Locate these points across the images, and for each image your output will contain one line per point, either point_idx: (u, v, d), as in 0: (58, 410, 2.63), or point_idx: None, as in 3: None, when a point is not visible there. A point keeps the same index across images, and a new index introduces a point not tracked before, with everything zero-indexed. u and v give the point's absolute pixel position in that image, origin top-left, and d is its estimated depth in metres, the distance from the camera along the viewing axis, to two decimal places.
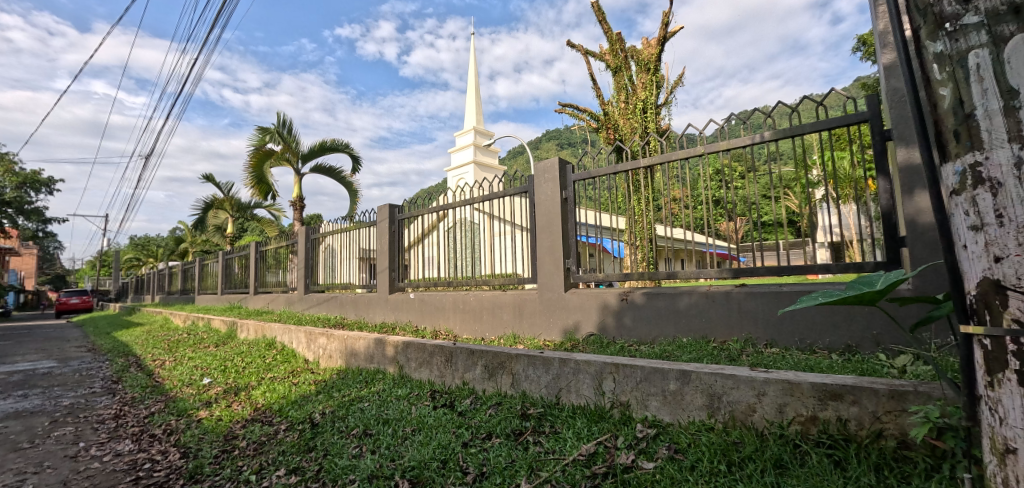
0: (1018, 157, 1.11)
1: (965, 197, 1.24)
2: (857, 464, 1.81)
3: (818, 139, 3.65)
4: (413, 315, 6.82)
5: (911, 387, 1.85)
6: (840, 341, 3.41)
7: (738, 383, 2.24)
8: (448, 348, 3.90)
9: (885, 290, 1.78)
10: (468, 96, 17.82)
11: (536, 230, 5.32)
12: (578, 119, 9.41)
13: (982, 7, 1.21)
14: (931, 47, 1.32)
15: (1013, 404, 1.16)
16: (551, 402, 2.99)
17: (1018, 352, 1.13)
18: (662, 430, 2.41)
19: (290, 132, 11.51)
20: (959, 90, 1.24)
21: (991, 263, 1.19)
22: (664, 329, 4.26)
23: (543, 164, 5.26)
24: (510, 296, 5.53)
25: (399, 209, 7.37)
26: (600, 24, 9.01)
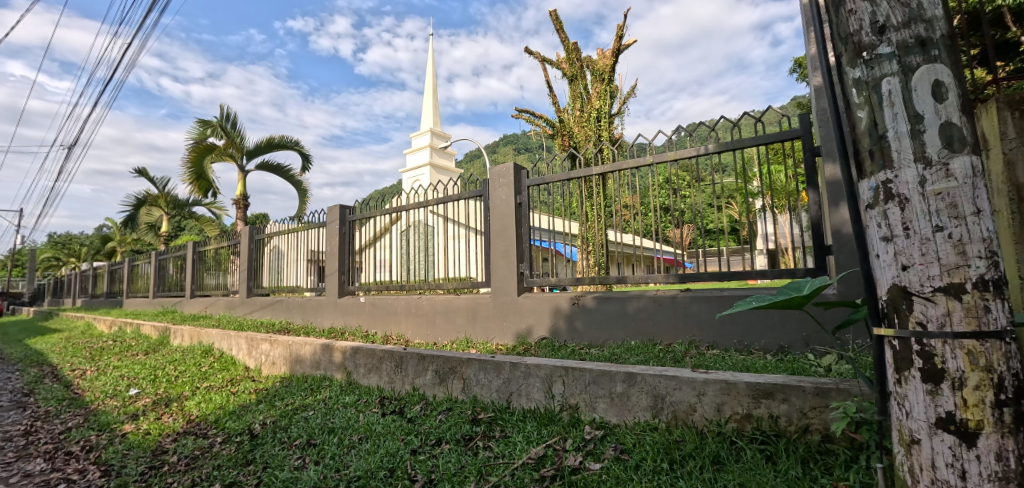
0: (923, 177, 1.25)
1: (877, 211, 1.35)
2: (786, 458, 1.93)
3: (757, 153, 3.88)
4: (363, 319, 6.63)
5: (834, 385, 1.98)
6: (774, 342, 3.64)
7: (680, 384, 2.33)
8: (398, 353, 3.81)
9: (811, 295, 1.90)
10: (425, 97, 17.60)
11: (491, 234, 5.33)
12: (534, 125, 9.51)
13: (893, 39, 1.32)
14: (851, 73, 1.43)
15: (918, 399, 1.27)
16: (501, 407, 3.00)
17: (922, 352, 1.25)
18: (609, 431, 2.48)
19: (234, 126, 10.94)
20: (874, 114, 1.36)
21: (899, 271, 1.30)
22: (614, 332, 4.37)
23: (498, 169, 5.29)
24: (463, 300, 5.50)
25: (351, 211, 7.17)
26: (557, 32, 9.17)
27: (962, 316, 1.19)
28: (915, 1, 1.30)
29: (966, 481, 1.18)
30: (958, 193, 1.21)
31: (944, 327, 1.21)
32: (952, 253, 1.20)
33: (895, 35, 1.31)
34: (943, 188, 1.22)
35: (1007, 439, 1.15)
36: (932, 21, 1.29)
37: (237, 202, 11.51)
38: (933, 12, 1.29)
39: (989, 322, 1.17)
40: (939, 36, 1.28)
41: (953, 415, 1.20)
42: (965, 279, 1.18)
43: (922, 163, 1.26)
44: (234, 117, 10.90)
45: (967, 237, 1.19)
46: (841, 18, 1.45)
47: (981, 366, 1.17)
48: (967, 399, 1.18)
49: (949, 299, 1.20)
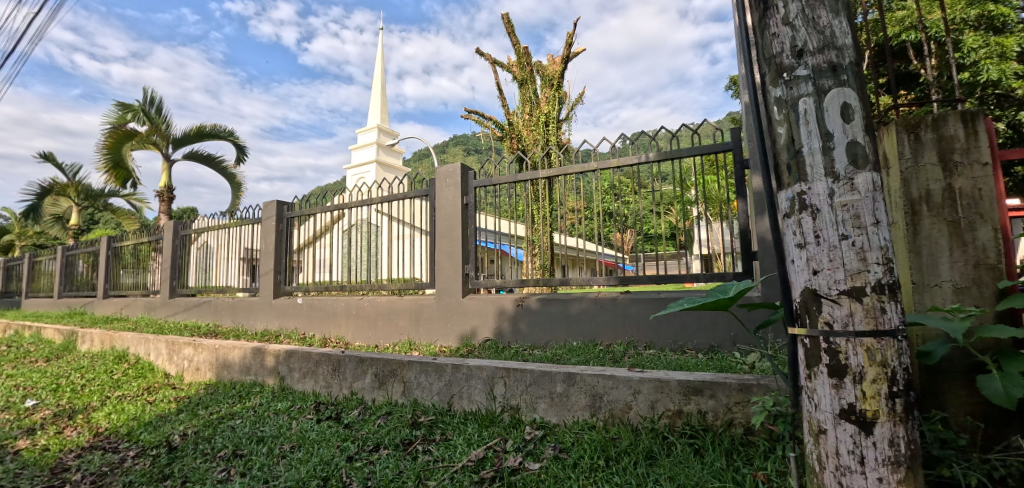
0: (832, 190, 1.37)
1: (793, 220, 1.46)
2: (712, 451, 2.04)
3: (692, 163, 4.11)
4: (300, 322, 6.33)
5: (755, 381, 2.12)
6: (705, 342, 3.85)
7: (618, 383, 2.41)
8: (335, 356, 3.67)
9: (736, 297, 2.01)
10: (373, 93, 17.12)
11: (436, 234, 5.26)
12: (483, 126, 9.49)
13: (810, 63, 1.44)
14: (773, 92, 1.53)
15: (824, 392, 1.39)
16: (442, 409, 2.96)
17: (829, 350, 1.36)
18: (548, 431, 2.51)
19: (159, 112, 10.09)
20: (791, 131, 1.47)
21: (811, 275, 1.41)
22: (557, 333, 4.45)
23: (445, 169, 5.24)
24: (406, 302, 5.39)
25: (289, 207, 6.82)
26: (509, 35, 9.21)
27: (863, 317, 1.31)
28: (828, 30, 1.42)
29: (865, 466, 1.31)
30: (861, 205, 1.33)
31: (848, 326, 1.33)
32: (855, 260, 1.33)
33: (811, 60, 1.43)
34: (848, 200, 1.35)
35: (897, 426, 1.30)
36: (843, 48, 1.41)
37: (160, 194, 10.62)
38: (843, 41, 1.42)
39: (885, 322, 1.31)
40: (847, 63, 1.41)
41: (854, 407, 1.32)
42: (865, 283, 1.31)
43: (831, 178, 1.38)
44: (159, 102, 10.06)
45: (867, 246, 1.32)
46: (765, 40, 1.55)
47: (878, 362, 1.30)
48: (866, 391, 1.30)
49: (852, 301, 1.32)
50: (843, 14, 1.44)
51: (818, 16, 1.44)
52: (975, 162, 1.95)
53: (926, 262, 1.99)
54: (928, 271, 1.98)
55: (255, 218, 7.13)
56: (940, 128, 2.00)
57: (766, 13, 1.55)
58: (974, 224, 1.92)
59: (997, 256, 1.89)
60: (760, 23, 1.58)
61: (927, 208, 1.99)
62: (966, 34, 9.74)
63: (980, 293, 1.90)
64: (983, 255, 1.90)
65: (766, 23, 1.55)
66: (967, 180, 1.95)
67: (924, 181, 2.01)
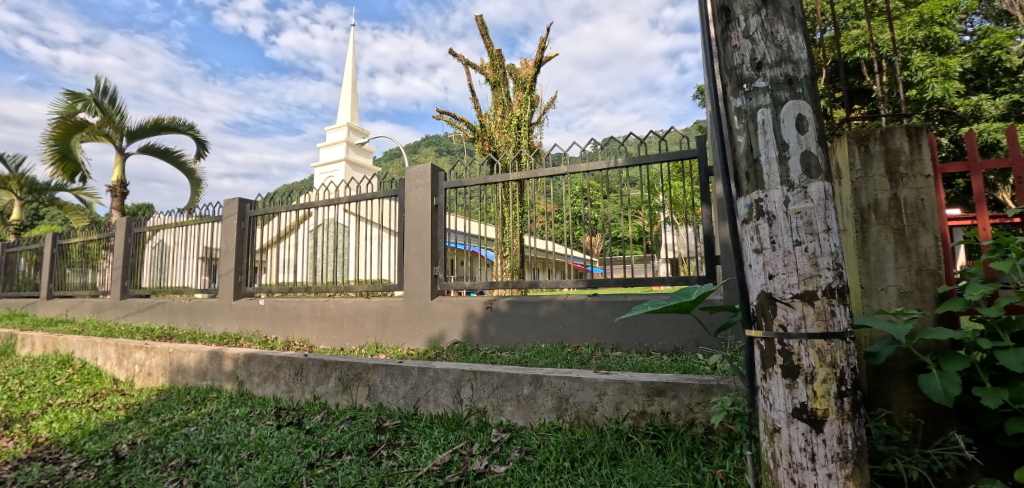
0: (786, 198, 1.42)
1: (751, 226, 1.51)
2: (674, 450, 2.09)
3: (659, 169, 4.20)
4: (262, 324, 6.12)
5: (716, 382, 2.19)
6: (670, 344, 3.93)
7: (584, 385, 2.44)
8: (298, 360, 3.56)
9: (698, 300, 2.06)
10: (344, 90, 16.79)
11: (404, 235, 5.18)
12: (455, 127, 9.44)
13: (768, 75, 1.49)
14: (734, 102, 1.59)
15: (779, 392, 1.44)
16: (408, 413, 2.91)
17: (783, 351, 1.42)
18: (515, 434, 2.51)
19: (112, 103, 9.57)
20: (750, 140, 1.52)
21: (767, 279, 1.46)
22: (525, 335, 4.46)
23: (415, 169, 5.18)
24: (374, 304, 5.29)
25: (252, 205, 6.59)
26: (482, 37, 9.20)
27: (814, 320, 1.37)
28: (785, 44, 1.48)
29: (815, 462, 1.36)
30: (813, 213, 1.40)
31: (800, 329, 1.39)
32: (807, 265, 1.38)
33: (769, 72, 1.49)
34: (802, 208, 1.41)
35: (845, 424, 1.36)
36: (798, 62, 1.48)
37: (112, 189, 10.07)
38: (798, 55, 1.48)
39: (835, 324, 1.37)
40: (802, 76, 1.47)
41: (806, 406, 1.38)
42: (816, 287, 1.37)
43: (786, 186, 1.43)
44: (113, 92, 9.55)
45: (819, 252, 1.38)
46: (727, 52, 1.60)
47: (828, 363, 1.36)
48: (817, 391, 1.36)
49: (804, 304, 1.38)
50: (799, 30, 1.50)
51: (777, 30, 1.49)
52: (919, 174, 2.07)
53: (874, 267, 2.10)
54: (875, 275, 2.09)
55: (215, 216, 6.85)
56: (888, 141, 2.12)
57: (727, 25, 1.60)
58: (917, 232, 2.04)
59: (937, 263, 2.01)
60: (723, 35, 1.63)
61: (875, 217, 2.10)
62: (913, 54, 10.37)
63: (922, 296, 2.02)
64: (925, 261, 2.02)
65: (727, 35, 1.60)
66: (911, 191, 2.07)
67: (873, 191, 2.12)
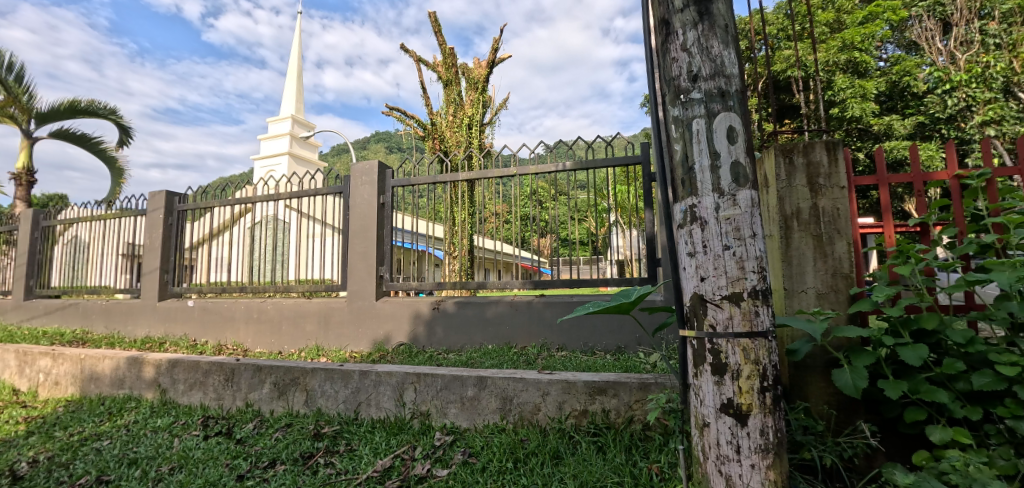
0: (716, 204, 1.50)
1: (685, 230, 1.58)
2: (613, 447, 2.15)
3: (605, 174, 4.31)
4: (191, 327, 5.71)
5: (653, 380, 2.27)
6: (613, 344, 4.05)
7: (527, 385, 2.46)
8: (229, 365, 3.34)
9: (637, 300, 2.13)
10: (288, 80, 16.03)
11: (349, 233, 5.00)
12: (405, 124, 9.25)
13: (703, 88, 1.57)
14: (672, 111, 1.65)
15: (708, 389, 1.51)
16: (348, 418, 2.82)
17: (713, 350, 1.49)
18: (458, 436, 2.49)
19: (19, 81, 8.58)
20: (686, 148, 1.59)
21: (699, 281, 1.53)
22: (472, 336, 4.45)
23: (361, 166, 5.02)
24: (315, 305, 5.07)
25: (181, 199, 6.13)
26: (435, 34, 9.08)
27: (740, 320, 1.46)
28: (719, 59, 1.56)
29: (740, 454, 1.45)
30: (741, 219, 1.48)
31: (727, 328, 1.47)
32: (735, 268, 1.47)
33: (704, 85, 1.57)
34: (731, 214, 1.49)
35: (767, 417, 1.45)
36: (730, 77, 1.57)
37: (16, 177, 9.03)
38: (730, 70, 1.57)
39: (759, 324, 1.46)
40: (734, 90, 1.56)
41: (732, 401, 1.46)
42: (743, 289, 1.46)
43: (717, 193, 1.51)
44: (19, 69, 8.58)
45: (745, 256, 1.47)
46: (666, 63, 1.67)
47: (752, 360, 1.45)
48: (742, 386, 1.45)
49: (732, 305, 1.46)
50: (731, 46, 1.59)
51: (711, 45, 1.57)
52: (835, 185, 2.25)
53: (796, 270, 2.26)
54: (797, 278, 2.25)
55: (139, 210, 6.32)
56: (809, 154, 2.29)
57: (667, 38, 1.67)
58: (833, 239, 2.22)
59: (850, 267, 2.19)
60: (663, 47, 1.69)
61: (797, 224, 2.26)
62: (836, 75, 11.33)
63: (837, 298, 2.19)
64: (839, 265, 2.20)
65: (667, 47, 1.67)
66: (828, 200, 2.24)
67: (796, 200, 2.27)
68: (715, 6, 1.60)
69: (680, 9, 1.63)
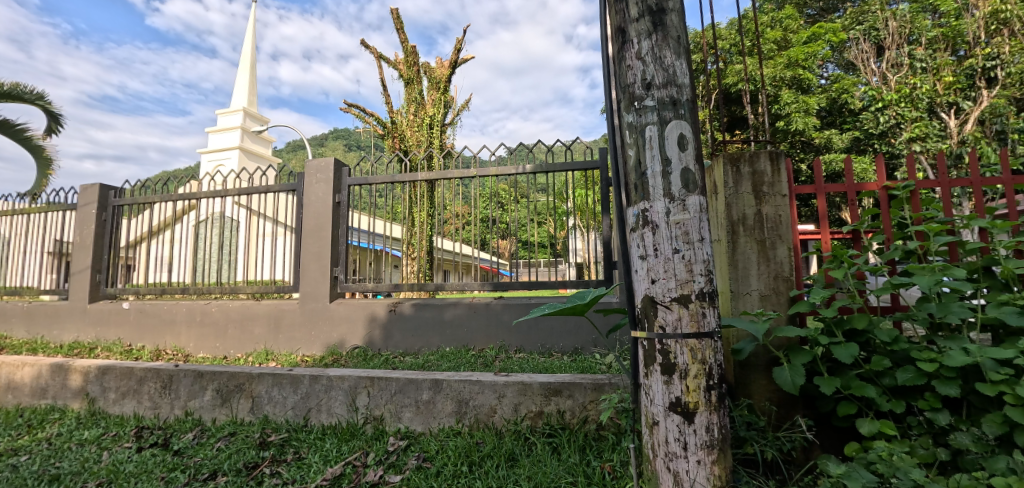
0: (667, 209, 1.55)
1: (637, 234, 1.62)
2: (568, 448, 2.17)
3: (565, 177, 4.37)
4: (126, 331, 5.33)
5: (607, 380, 2.32)
6: (570, 345, 4.10)
7: (483, 388, 2.45)
8: (167, 371, 3.14)
9: (591, 302, 2.16)
10: (241, 72, 15.34)
11: (302, 233, 4.82)
12: (364, 122, 9.03)
13: (656, 96, 1.62)
14: (626, 117, 1.69)
15: (658, 389, 1.55)
16: (297, 425, 2.71)
17: (663, 350, 1.54)
18: (413, 441, 2.44)
19: None
20: (639, 154, 1.63)
21: (650, 284, 1.57)
22: (430, 339, 4.39)
23: (317, 163, 4.85)
24: (265, 307, 4.85)
25: (117, 193, 5.71)
26: (397, 31, 8.93)
27: (688, 321, 1.51)
28: (671, 69, 1.62)
29: (687, 451, 1.50)
30: (690, 223, 1.54)
31: (676, 329, 1.52)
32: (683, 271, 1.52)
33: (657, 93, 1.61)
34: (681, 219, 1.54)
35: (712, 414, 1.51)
36: (681, 86, 1.62)
37: None
38: (682, 80, 1.63)
39: (705, 325, 1.52)
40: (685, 99, 1.62)
41: (680, 399, 1.51)
42: (691, 292, 1.51)
43: (668, 198, 1.56)
44: None
45: (694, 259, 1.52)
46: (621, 71, 1.70)
47: (699, 360, 1.50)
48: (689, 385, 1.50)
49: (681, 307, 1.52)
50: (683, 57, 1.65)
51: (664, 55, 1.63)
52: (777, 193, 2.38)
53: (741, 274, 2.36)
54: (742, 281, 2.36)
55: (69, 204, 5.84)
56: (755, 164, 2.40)
57: (623, 46, 1.70)
58: (775, 244, 2.34)
59: (790, 270, 2.32)
60: (618, 54, 1.73)
61: (743, 229, 2.37)
62: (782, 90, 12.01)
63: (778, 299, 2.32)
64: (780, 269, 2.33)
65: (623, 55, 1.70)
66: (771, 207, 2.36)
67: (742, 206, 2.38)
68: (668, 18, 1.65)
69: (635, 18, 1.67)
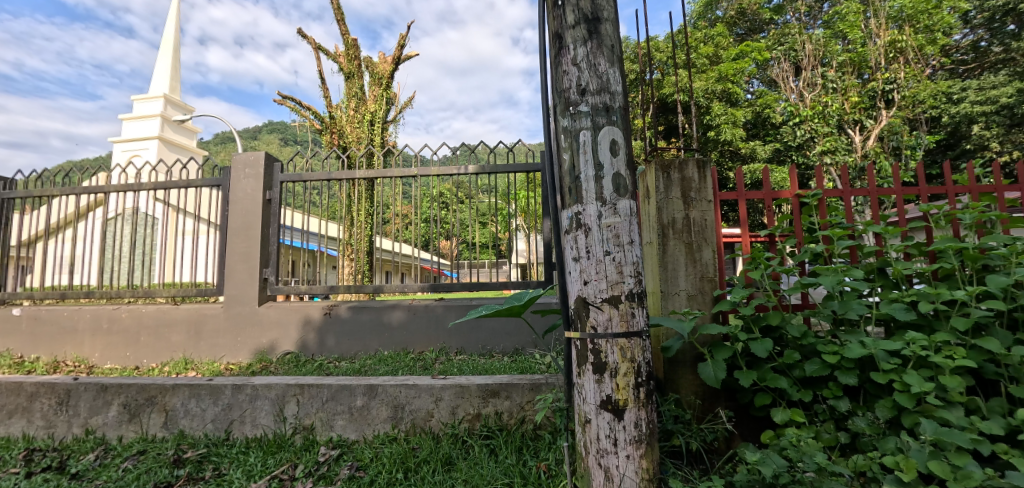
0: (599, 212, 1.60)
1: (571, 236, 1.65)
2: (505, 449, 2.18)
3: (508, 179, 4.38)
4: (16, 341, 4.73)
5: (544, 380, 2.35)
6: (511, 346, 4.13)
7: (420, 392, 2.40)
8: (64, 386, 2.81)
9: (527, 304, 2.18)
10: (162, 56, 14.14)
11: (227, 231, 4.50)
12: (300, 115, 8.61)
13: (591, 102, 1.66)
14: (562, 122, 1.72)
15: (590, 388, 1.59)
16: (217, 440, 2.52)
17: (594, 350, 1.58)
18: (346, 450, 2.35)
19: None
20: (573, 158, 1.67)
21: (583, 285, 1.61)
22: (367, 343, 4.25)
23: (245, 157, 4.54)
24: (184, 311, 4.49)
25: (5, 184, 5.05)
26: (337, 22, 8.58)
27: (618, 321, 1.56)
28: (605, 76, 1.67)
29: (617, 446, 1.55)
30: (620, 226, 1.59)
31: (607, 329, 1.56)
32: (614, 272, 1.57)
33: (591, 99, 1.66)
34: (612, 222, 1.59)
35: (641, 410, 1.57)
36: (614, 94, 1.68)
37: None
38: (615, 87, 1.68)
39: (634, 324, 1.58)
40: (617, 106, 1.68)
41: (611, 397, 1.55)
42: (621, 292, 1.57)
43: (600, 201, 1.61)
44: None
45: (624, 261, 1.58)
46: (558, 75, 1.73)
47: (628, 358, 1.56)
48: (620, 383, 1.55)
49: (611, 307, 1.56)
50: (617, 65, 1.71)
51: (598, 63, 1.68)
52: (704, 198, 2.52)
53: (670, 275, 2.48)
54: (671, 282, 2.48)
55: None
56: (683, 170, 2.53)
57: (560, 51, 1.73)
58: (701, 246, 2.48)
59: (714, 271, 2.47)
60: (555, 59, 1.75)
61: (672, 232, 2.48)
62: (713, 102, 12.79)
63: (703, 299, 2.46)
64: (705, 270, 2.47)
65: (559, 60, 1.74)
66: (698, 212, 2.50)
67: (671, 211, 2.50)
68: (603, 27, 1.70)
69: (572, 25, 1.71)
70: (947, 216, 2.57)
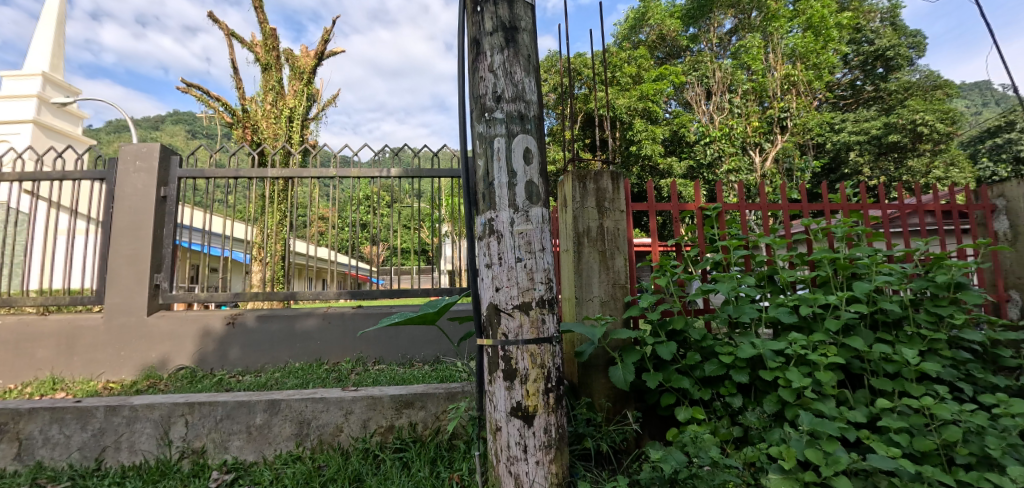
0: (512, 219, 1.61)
1: (484, 243, 1.66)
2: (417, 461, 2.13)
3: (433, 183, 4.31)
4: None
5: (459, 388, 2.33)
6: (432, 354, 4.06)
7: (328, 406, 2.27)
8: None
9: (442, 311, 2.15)
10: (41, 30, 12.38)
11: (111, 231, 3.99)
12: (209, 106, 7.92)
13: (506, 109, 1.68)
14: (477, 127, 1.72)
15: (500, 396, 1.60)
16: (85, 471, 2.21)
17: (505, 357, 1.59)
18: (243, 473, 2.17)
19: None
20: (487, 164, 1.68)
21: (495, 292, 1.62)
22: (276, 354, 3.97)
23: (136, 148, 4.07)
24: (54, 322, 3.91)
25: None
26: (255, 9, 8.02)
27: (528, 327, 1.58)
28: (520, 85, 1.70)
29: (526, 453, 1.56)
30: (532, 234, 1.62)
31: (518, 336, 1.58)
32: (525, 279, 1.59)
33: (506, 107, 1.68)
34: (524, 229, 1.61)
35: (550, 415, 1.60)
36: (529, 103, 1.71)
37: None
38: (529, 96, 1.71)
39: (545, 330, 1.60)
40: (532, 115, 1.71)
41: (521, 404, 1.57)
42: (531, 299, 1.59)
43: (513, 208, 1.62)
44: None
45: (535, 267, 1.61)
46: (475, 82, 1.74)
47: (538, 364, 1.59)
48: (529, 389, 1.57)
49: (522, 314, 1.58)
50: (532, 75, 1.74)
51: (514, 71, 1.70)
52: (617, 208, 2.64)
53: (585, 281, 2.56)
54: (585, 288, 2.56)
55: None
56: (598, 181, 2.63)
57: (477, 57, 1.74)
58: (613, 255, 2.60)
59: (625, 279, 2.60)
60: (473, 65, 1.75)
61: (587, 241, 2.57)
62: (634, 119, 13.58)
63: (614, 305, 2.57)
64: (617, 277, 2.59)
65: (476, 66, 1.74)
66: (611, 221, 2.62)
67: (587, 220, 2.59)
68: (520, 36, 1.73)
69: (490, 32, 1.72)
70: (824, 230, 2.90)
